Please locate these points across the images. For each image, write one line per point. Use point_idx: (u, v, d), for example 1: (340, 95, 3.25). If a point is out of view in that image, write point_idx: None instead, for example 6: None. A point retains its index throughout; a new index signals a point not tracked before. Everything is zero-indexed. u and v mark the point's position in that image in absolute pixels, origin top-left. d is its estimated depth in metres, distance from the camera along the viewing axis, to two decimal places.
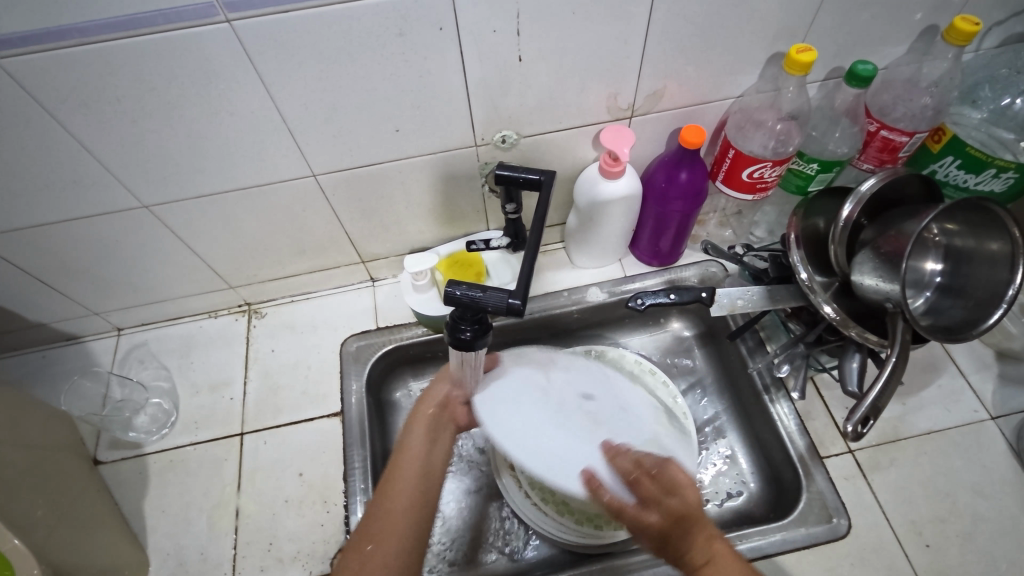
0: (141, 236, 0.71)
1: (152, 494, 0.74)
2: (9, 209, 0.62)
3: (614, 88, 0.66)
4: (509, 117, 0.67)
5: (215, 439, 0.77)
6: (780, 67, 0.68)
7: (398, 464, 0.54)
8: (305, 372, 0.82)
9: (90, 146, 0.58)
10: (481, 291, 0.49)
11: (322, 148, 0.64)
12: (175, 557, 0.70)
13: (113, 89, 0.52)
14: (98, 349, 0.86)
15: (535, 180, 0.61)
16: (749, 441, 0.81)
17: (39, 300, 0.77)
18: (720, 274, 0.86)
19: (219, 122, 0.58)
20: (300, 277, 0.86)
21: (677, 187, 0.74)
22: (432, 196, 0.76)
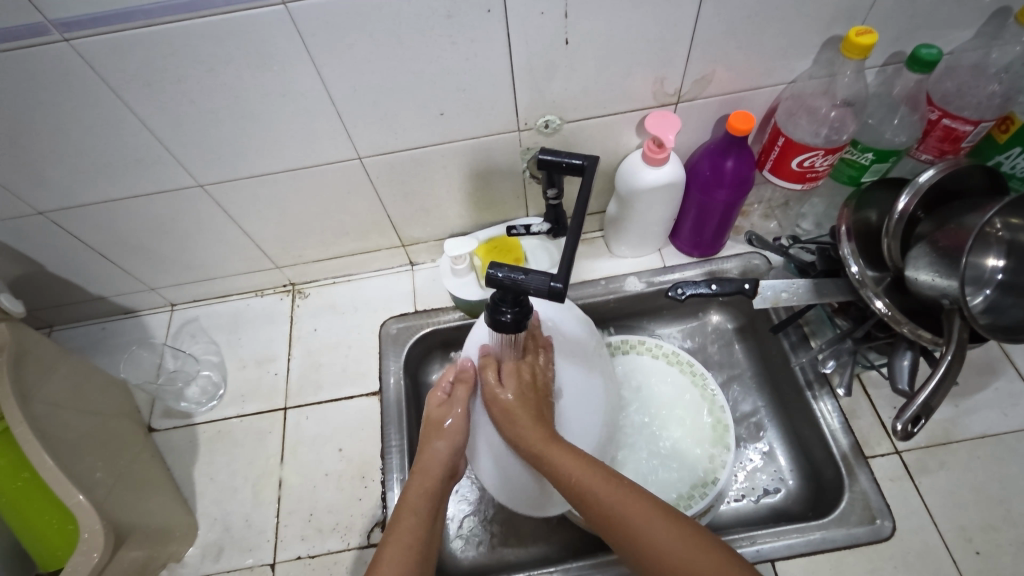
0: (195, 214, 0.74)
1: (201, 462, 0.77)
2: (77, 186, 0.66)
3: (661, 72, 0.65)
4: (553, 102, 0.66)
5: (260, 412, 0.80)
6: (836, 52, 0.66)
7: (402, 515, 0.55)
8: (345, 352, 0.84)
9: (151, 126, 0.60)
10: (524, 274, 0.49)
11: (368, 130, 0.65)
12: (221, 522, 0.73)
13: (174, 70, 0.55)
14: (153, 323, 0.90)
15: (578, 165, 0.60)
16: (788, 438, 0.80)
17: (101, 274, 0.81)
18: (764, 267, 0.84)
19: (271, 103, 0.60)
20: (343, 259, 0.88)
21: (722, 175, 0.72)
22: (473, 181, 0.77)
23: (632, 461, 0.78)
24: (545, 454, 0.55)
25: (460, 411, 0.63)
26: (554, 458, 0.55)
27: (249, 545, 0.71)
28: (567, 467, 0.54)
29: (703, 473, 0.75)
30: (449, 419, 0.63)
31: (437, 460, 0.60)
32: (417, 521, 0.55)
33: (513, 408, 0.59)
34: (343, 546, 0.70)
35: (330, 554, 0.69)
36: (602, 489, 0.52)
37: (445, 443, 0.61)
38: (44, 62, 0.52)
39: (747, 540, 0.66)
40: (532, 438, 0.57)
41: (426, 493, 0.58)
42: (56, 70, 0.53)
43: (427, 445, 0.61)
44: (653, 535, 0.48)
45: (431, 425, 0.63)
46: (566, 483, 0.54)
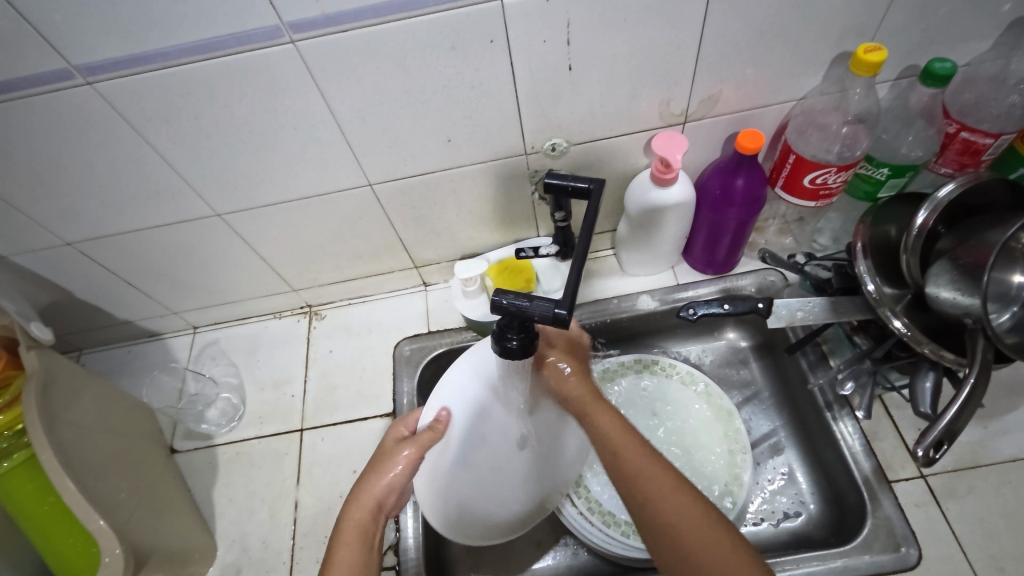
0: (214, 241, 0.76)
1: (220, 483, 0.79)
2: (102, 218, 0.69)
3: (667, 93, 0.65)
4: (559, 125, 0.67)
5: (277, 433, 0.82)
6: (846, 68, 0.65)
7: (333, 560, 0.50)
8: (360, 373, 0.85)
9: (170, 160, 0.63)
10: (528, 300, 0.49)
11: (378, 158, 0.67)
12: (239, 544, 0.74)
13: (191, 107, 0.57)
14: (176, 345, 0.93)
15: (584, 188, 0.60)
16: (808, 460, 0.78)
17: (126, 299, 0.84)
18: (780, 284, 0.82)
19: (283, 135, 0.62)
20: (357, 281, 0.89)
21: (733, 194, 0.72)
22: (483, 203, 0.77)
23: None
24: (589, 412, 0.55)
25: (412, 452, 0.56)
26: (598, 416, 0.54)
27: (266, 567, 0.72)
28: (609, 429, 0.52)
29: (722, 494, 0.73)
30: (398, 456, 0.56)
31: (375, 495, 0.54)
32: (354, 554, 0.50)
33: (565, 376, 0.56)
34: None
35: None
36: (636, 458, 0.50)
37: (392, 477, 0.55)
38: (70, 104, 0.54)
39: (766, 567, 0.64)
40: (576, 394, 0.56)
41: (361, 529, 0.52)
42: (80, 111, 0.55)
43: (369, 478, 0.55)
44: (676, 510, 0.47)
45: (378, 462, 0.57)
46: (606, 446, 0.52)
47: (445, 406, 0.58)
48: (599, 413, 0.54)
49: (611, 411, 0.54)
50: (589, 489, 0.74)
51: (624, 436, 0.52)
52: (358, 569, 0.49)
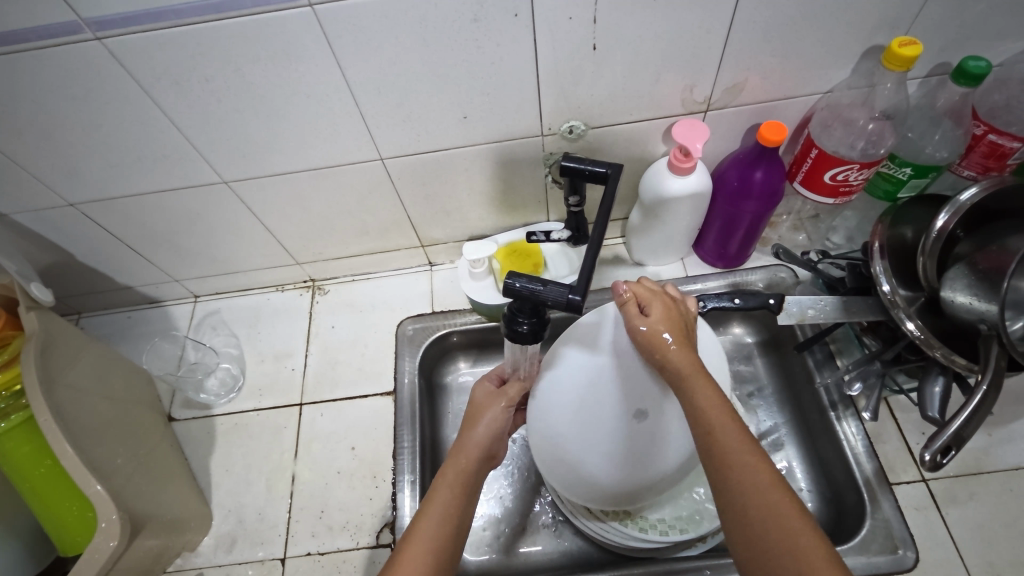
0: (220, 209, 0.75)
1: (218, 453, 0.79)
2: (107, 179, 0.67)
3: (691, 79, 0.63)
4: (578, 107, 0.65)
5: (277, 407, 0.81)
6: (876, 62, 0.63)
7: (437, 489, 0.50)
8: (362, 350, 0.85)
9: (179, 124, 0.61)
10: (542, 285, 0.49)
11: (391, 132, 0.65)
12: (235, 514, 0.74)
13: (201, 69, 0.55)
14: (177, 313, 0.92)
15: (601, 173, 0.60)
16: (808, 459, 0.78)
17: (128, 264, 0.83)
18: (790, 281, 0.81)
19: (297, 103, 0.60)
20: (363, 257, 0.88)
21: (751, 186, 0.70)
22: (495, 184, 0.76)
23: None
24: (688, 384, 0.49)
25: (507, 405, 0.60)
26: (697, 388, 0.48)
27: (261, 538, 0.72)
28: (707, 402, 0.47)
29: None
30: (491, 409, 0.59)
31: (478, 440, 0.56)
32: (452, 493, 0.50)
33: (665, 347, 0.51)
34: (354, 545, 0.70)
35: (340, 552, 0.70)
36: (734, 440, 0.44)
37: (487, 430, 0.57)
38: (76, 60, 0.53)
39: None
40: (676, 361, 0.50)
41: (466, 470, 0.53)
42: (89, 68, 0.54)
43: (468, 428, 0.57)
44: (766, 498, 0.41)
45: (474, 417, 0.59)
46: (700, 418, 0.46)
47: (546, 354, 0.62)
48: (700, 386, 0.48)
49: (718, 390, 0.48)
50: None
51: (725, 414, 0.45)
52: (461, 504, 0.50)
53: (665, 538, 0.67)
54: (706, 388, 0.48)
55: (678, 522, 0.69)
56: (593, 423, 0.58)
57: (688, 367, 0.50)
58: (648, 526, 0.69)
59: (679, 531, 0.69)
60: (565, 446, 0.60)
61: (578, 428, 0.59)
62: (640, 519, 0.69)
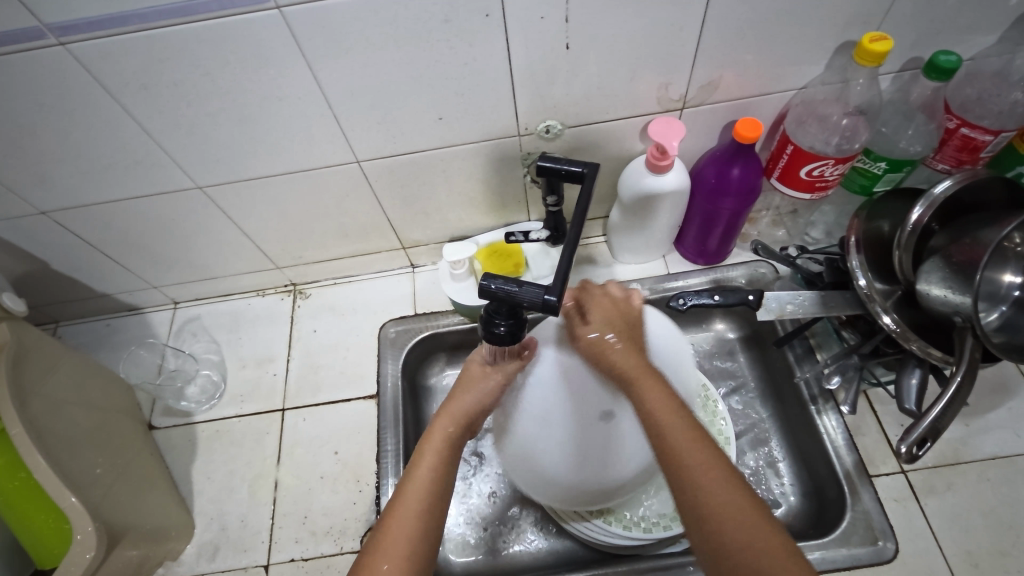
0: (196, 215, 0.74)
1: (199, 461, 0.78)
2: (78, 187, 0.66)
3: (666, 77, 0.63)
4: (554, 107, 0.65)
5: (259, 413, 0.80)
6: (849, 58, 0.63)
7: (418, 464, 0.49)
8: (344, 354, 0.84)
9: (149, 129, 0.60)
10: (517, 286, 0.49)
11: (366, 134, 0.64)
12: (217, 522, 0.73)
13: (169, 74, 0.54)
14: (156, 320, 0.91)
15: (578, 172, 0.60)
16: (789, 452, 0.78)
17: (105, 271, 0.82)
18: (770, 276, 0.82)
19: (269, 107, 0.59)
20: (344, 260, 0.87)
21: (728, 183, 0.71)
22: (474, 185, 0.76)
23: None
24: (636, 384, 0.48)
25: (500, 378, 0.56)
26: (647, 389, 0.47)
27: (244, 546, 0.71)
28: (655, 402, 0.46)
29: None
30: (484, 380, 0.56)
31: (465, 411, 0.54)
32: (437, 462, 0.49)
33: (610, 349, 0.51)
34: (337, 550, 0.70)
35: (324, 557, 0.69)
36: (684, 439, 0.44)
37: (475, 402, 0.55)
38: (39, 66, 0.52)
39: None
40: (622, 363, 0.50)
41: (450, 441, 0.51)
42: (53, 75, 0.53)
43: (456, 396, 0.55)
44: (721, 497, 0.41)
45: (465, 387, 0.56)
46: (648, 419, 0.46)
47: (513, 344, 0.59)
48: (647, 386, 0.47)
49: (664, 387, 0.47)
50: None
51: (672, 412, 0.45)
52: (445, 476, 0.49)
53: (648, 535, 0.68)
54: (651, 386, 0.47)
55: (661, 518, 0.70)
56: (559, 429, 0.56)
57: (633, 367, 0.49)
58: (632, 524, 0.70)
59: (664, 529, 0.69)
60: (529, 447, 0.59)
61: (545, 434, 0.57)
62: (624, 516, 0.70)
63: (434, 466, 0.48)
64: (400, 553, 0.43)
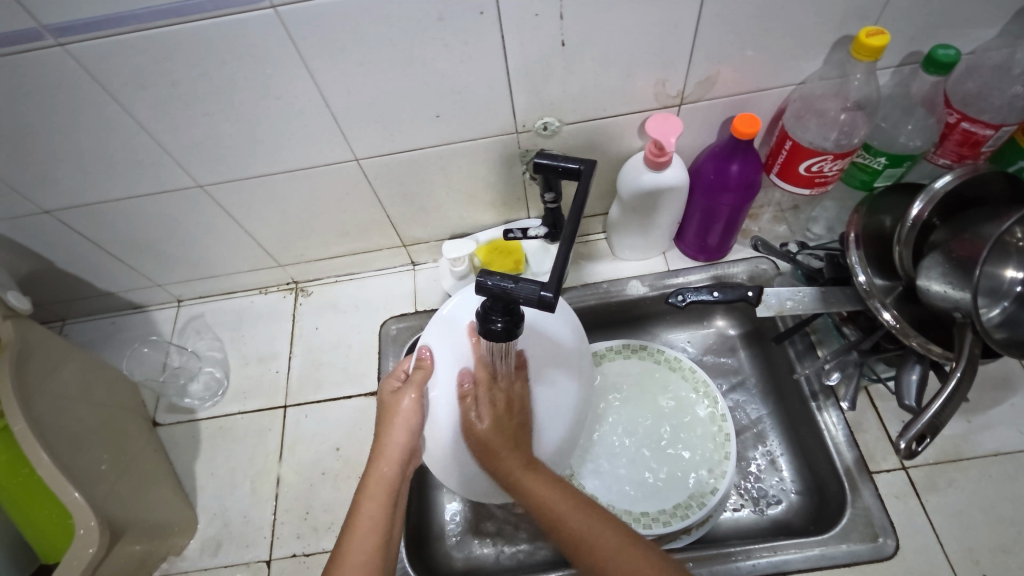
0: (197, 213, 0.74)
1: (202, 457, 0.79)
2: (80, 186, 0.67)
3: (663, 73, 0.63)
4: (551, 104, 0.65)
5: (261, 409, 0.81)
6: (847, 52, 0.63)
7: (358, 516, 0.53)
8: (345, 351, 0.85)
9: (149, 129, 0.61)
10: (513, 282, 0.50)
11: (365, 133, 0.65)
12: (220, 518, 0.74)
13: (167, 73, 0.55)
14: (160, 318, 0.92)
15: (574, 169, 0.60)
16: (791, 449, 0.78)
17: (109, 270, 0.83)
18: (771, 272, 0.82)
19: (267, 106, 0.60)
20: (345, 258, 0.88)
21: (728, 178, 0.70)
22: (473, 183, 0.76)
23: (632, 466, 0.76)
24: (521, 481, 0.57)
25: (414, 397, 0.59)
26: (530, 482, 0.57)
27: (247, 541, 0.72)
28: (541, 492, 0.56)
29: (709, 482, 0.73)
30: (402, 405, 0.59)
31: (396, 447, 0.58)
32: (378, 511, 0.53)
33: (502, 451, 0.59)
34: None
35: (325, 553, 0.70)
36: (569, 515, 0.54)
37: (402, 430, 0.58)
38: (38, 66, 0.52)
39: (744, 554, 0.64)
40: (510, 463, 0.58)
41: (385, 485, 0.55)
42: (53, 75, 0.53)
43: (387, 434, 0.58)
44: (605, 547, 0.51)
45: (388, 416, 0.60)
46: (541, 508, 0.55)
47: (428, 344, 0.63)
48: (533, 477, 0.57)
49: (547, 475, 0.58)
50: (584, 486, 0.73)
51: (557, 495, 0.56)
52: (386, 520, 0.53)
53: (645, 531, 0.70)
54: (538, 476, 0.57)
55: (660, 514, 0.72)
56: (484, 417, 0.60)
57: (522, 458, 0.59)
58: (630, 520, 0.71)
59: (662, 524, 0.71)
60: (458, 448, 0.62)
61: (465, 435, 0.61)
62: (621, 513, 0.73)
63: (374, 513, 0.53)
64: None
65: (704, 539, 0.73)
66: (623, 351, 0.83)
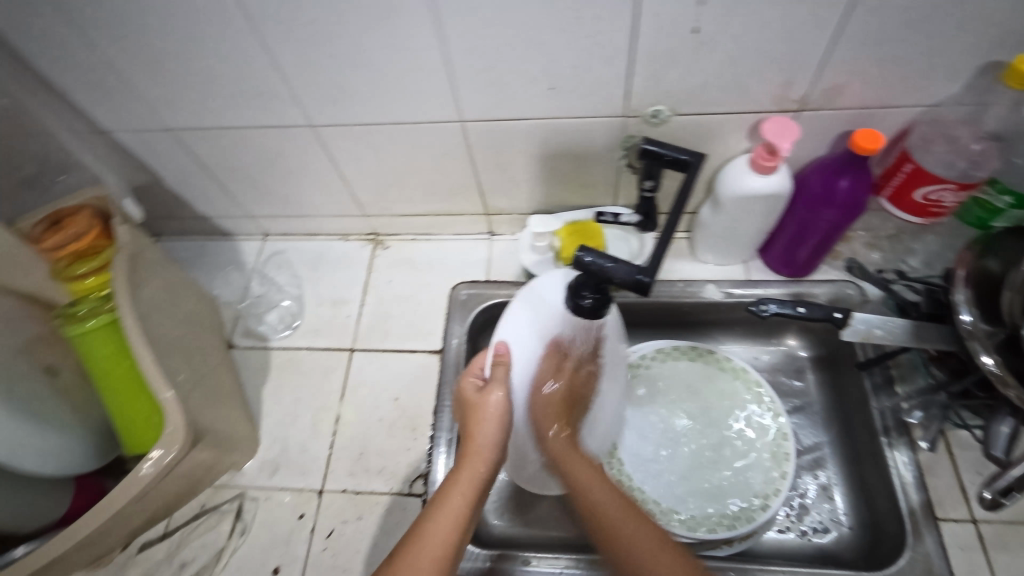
0: (301, 152, 0.77)
1: (270, 384, 0.83)
2: (202, 111, 0.70)
3: (789, 76, 0.61)
4: (667, 92, 0.64)
5: (329, 349, 0.84)
6: (993, 79, 0.59)
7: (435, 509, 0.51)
8: (415, 307, 0.87)
9: (279, 64, 0.63)
10: (612, 262, 0.51)
11: (478, 96, 0.66)
12: (280, 443, 0.78)
13: (307, 11, 0.56)
14: (245, 248, 0.96)
15: (682, 160, 0.60)
16: (850, 480, 0.76)
17: (210, 195, 0.87)
18: (858, 298, 0.78)
19: (391, 56, 0.61)
20: (427, 217, 0.90)
21: (836, 194, 0.68)
22: (568, 162, 0.76)
23: (682, 468, 0.75)
24: (571, 468, 0.58)
25: (500, 390, 0.57)
26: (575, 467, 0.58)
27: (303, 469, 0.75)
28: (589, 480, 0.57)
29: (760, 500, 0.71)
30: (490, 398, 0.56)
31: (487, 443, 0.55)
32: (464, 502, 0.52)
33: (553, 429, 0.58)
34: (387, 490, 0.73)
35: (374, 494, 0.73)
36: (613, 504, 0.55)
37: (495, 425, 0.56)
38: None
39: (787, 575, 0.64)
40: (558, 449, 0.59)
41: (475, 479, 0.54)
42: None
43: (477, 424, 0.56)
44: (614, 513, 0.54)
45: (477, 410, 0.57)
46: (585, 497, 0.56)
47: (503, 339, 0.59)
48: (581, 470, 0.57)
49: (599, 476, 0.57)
50: (630, 477, 0.73)
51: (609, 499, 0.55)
52: (463, 520, 0.51)
53: (688, 534, 0.69)
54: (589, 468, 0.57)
55: (705, 519, 0.71)
56: (552, 405, 0.60)
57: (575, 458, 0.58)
58: (672, 518, 0.71)
59: (706, 530, 0.70)
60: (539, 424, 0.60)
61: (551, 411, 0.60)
62: (665, 510, 0.72)
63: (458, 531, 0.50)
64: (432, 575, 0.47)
65: (745, 553, 0.73)
66: (688, 352, 0.81)
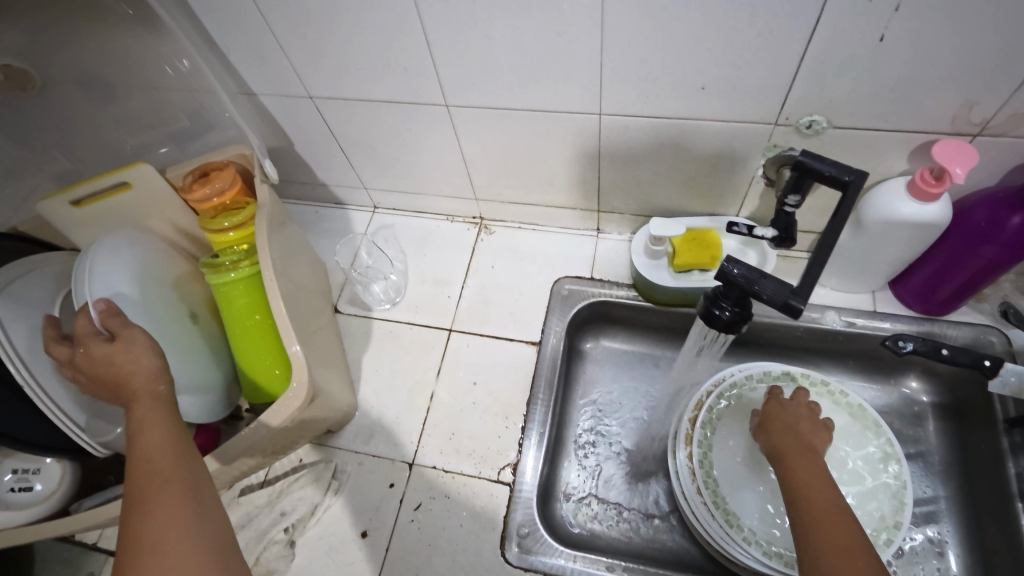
0: (429, 129, 0.78)
1: (370, 353, 0.85)
2: (345, 80, 0.72)
3: (976, 96, 0.56)
4: (829, 102, 0.60)
5: (428, 326, 0.86)
6: None
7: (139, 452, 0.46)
8: (515, 296, 0.87)
9: (431, 41, 0.63)
10: (760, 276, 0.48)
11: (623, 88, 0.64)
12: (375, 412, 0.80)
13: None
14: (356, 218, 0.99)
15: (842, 179, 0.54)
16: (969, 541, 0.70)
17: (333, 163, 0.90)
18: (1000, 347, 0.72)
19: (546, 41, 0.60)
20: (537, 208, 0.89)
21: (1003, 229, 0.62)
22: (699, 167, 0.73)
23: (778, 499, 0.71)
24: (787, 462, 0.55)
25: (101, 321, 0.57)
26: (794, 463, 0.54)
27: (395, 441, 0.77)
28: (800, 474, 0.53)
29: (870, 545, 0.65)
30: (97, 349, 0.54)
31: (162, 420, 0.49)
32: (169, 451, 0.47)
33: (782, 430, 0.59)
34: (475, 473, 0.73)
35: (462, 475, 0.73)
36: (820, 502, 0.49)
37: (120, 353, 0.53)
38: None
39: None
40: (782, 444, 0.57)
41: (163, 440, 0.48)
42: None
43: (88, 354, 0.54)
44: (818, 500, 0.50)
45: (121, 380, 0.52)
46: (791, 485, 0.52)
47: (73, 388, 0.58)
48: (798, 461, 0.54)
49: (819, 475, 0.52)
50: (726, 499, 0.69)
51: (820, 495, 0.50)
52: (171, 460, 0.46)
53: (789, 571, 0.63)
54: (807, 462, 0.54)
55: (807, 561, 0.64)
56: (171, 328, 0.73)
57: (796, 452, 0.55)
58: (771, 552, 0.65)
59: None
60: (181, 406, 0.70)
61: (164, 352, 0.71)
62: (763, 542, 0.66)
63: (183, 500, 0.43)
64: (147, 529, 0.41)
65: None
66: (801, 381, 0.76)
